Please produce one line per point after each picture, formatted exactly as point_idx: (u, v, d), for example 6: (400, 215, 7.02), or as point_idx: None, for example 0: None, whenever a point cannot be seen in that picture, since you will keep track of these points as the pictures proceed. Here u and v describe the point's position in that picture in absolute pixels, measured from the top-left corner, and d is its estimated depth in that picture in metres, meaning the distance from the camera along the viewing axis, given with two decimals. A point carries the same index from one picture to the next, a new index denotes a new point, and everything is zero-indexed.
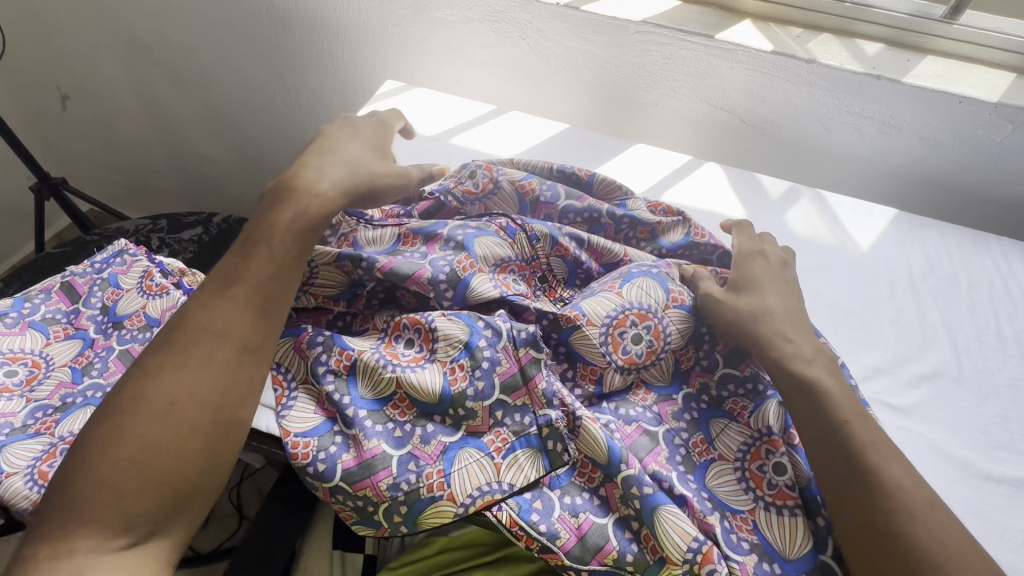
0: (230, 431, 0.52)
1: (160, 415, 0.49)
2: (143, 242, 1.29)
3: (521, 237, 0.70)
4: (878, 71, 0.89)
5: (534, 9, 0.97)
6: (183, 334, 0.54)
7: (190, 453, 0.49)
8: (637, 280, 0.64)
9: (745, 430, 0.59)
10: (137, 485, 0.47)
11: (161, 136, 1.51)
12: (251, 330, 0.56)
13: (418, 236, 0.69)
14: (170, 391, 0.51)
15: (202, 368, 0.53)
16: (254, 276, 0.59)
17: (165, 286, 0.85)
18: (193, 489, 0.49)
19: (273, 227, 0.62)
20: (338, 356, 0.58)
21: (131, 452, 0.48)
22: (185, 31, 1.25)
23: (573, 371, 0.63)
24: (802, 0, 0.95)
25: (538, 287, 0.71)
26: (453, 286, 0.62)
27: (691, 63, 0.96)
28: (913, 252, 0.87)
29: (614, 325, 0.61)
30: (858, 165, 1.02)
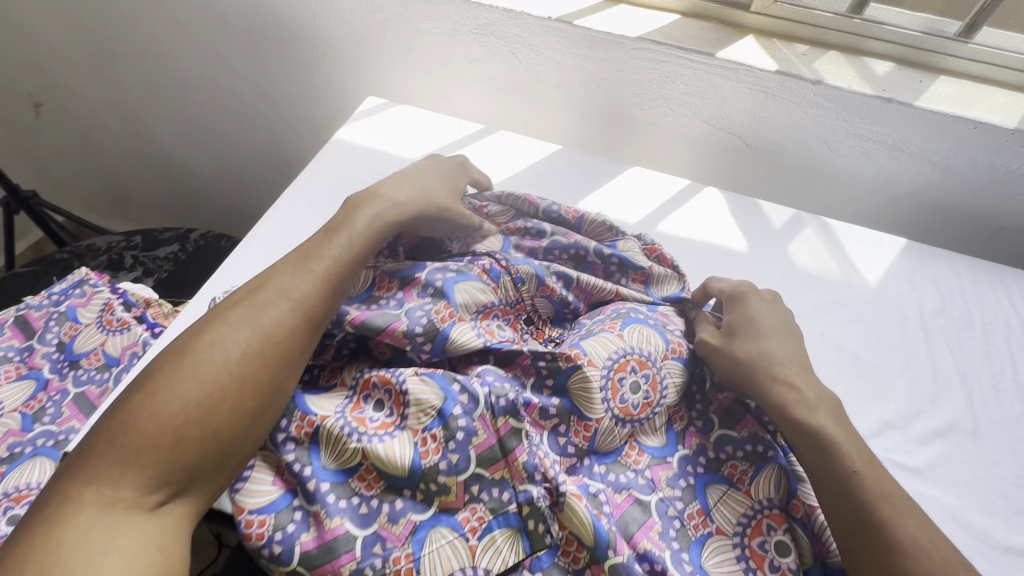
0: (282, 398, 0.50)
1: (227, 364, 0.48)
2: (116, 261, 1.23)
3: (505, 280, 0.64)
4: (889, 94, 0.84)
5: (525, 22, 0.91)
6: (262, 290, 0.54)
7: (246, 409, 0.47)
8: (635, 326, 0.61)
9: (747, 500, 0.54)
10: (190, 433, 0.45)
11: (138, 146, 1.45)
12: (321, 299, 0.55)
13: (394, 279, 0.63)
14: (244, 342, 0.49)
15: (278, 325, 0.51)
16: (334, 251, 0.59)
17: (126, 321, 0.80)
18: (238, 452, 0.47)
19: (348, 219, 0.63)
20: (300, 421, 0.53)
21: (193, 395, 0.46)
22: (157, 36, 1.17)
23: (563, 428, 0.55)
24: (809, 16, 0.89)
25: (525, 329, 0.65)
26: (432, 337, 0.56)
27: (690, 81, 0.91)
28: (924, 288, 0.82)
29: (614, 370, 0.56)
30: (866, 191, 0.96)
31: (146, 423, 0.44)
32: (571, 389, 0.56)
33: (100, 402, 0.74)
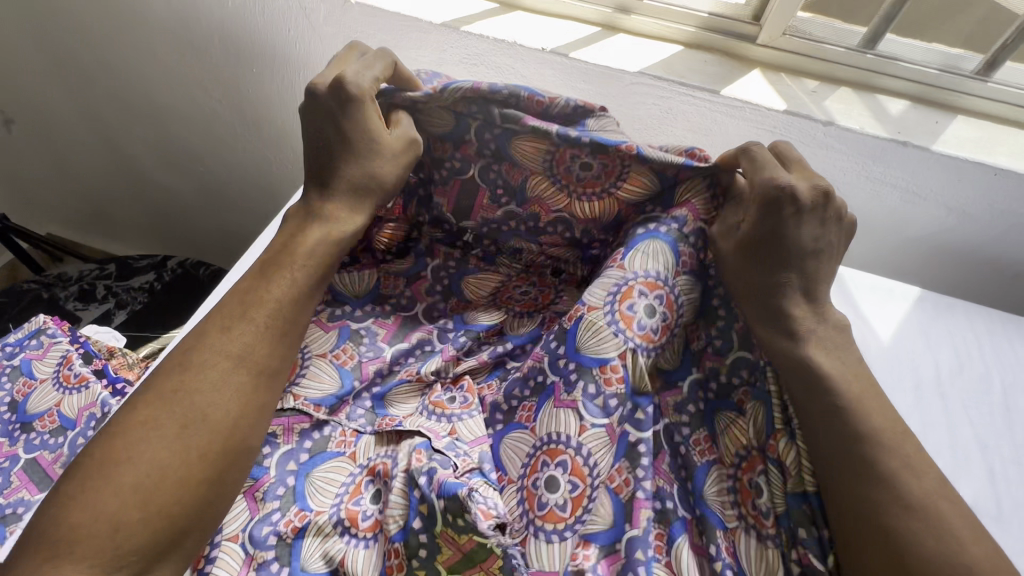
0: (238, 462, 0.48)
1: (166, 440, 0.46)
2: (88, 291, 1.17)
3: (503, 260, 0.68)
4: (905, 137, 0.79)
5: (518, 53, 0.86)
6: (198, 352, 0.50)
7: (193, 481, 0.45)
8: (644, 245, 0.56)
9: (743, 433, 0.55)
10: (134, 515, 0.43)
11: (113, 167, 1.38)
12: (270, 354, 0.52)
13: (400, 276, 0.68)
14: (182, 413, 0.47)
15: (218, 390, 0.49)
16: (278, 295, 0.54)
17: (84, 378, 0.74)
18: (194, 523, 0.45)
19: (287, 252, 0.56)
20: (382, 420, 0.57)
21: (134, 478, 0.44)
22: (127, 57, 1.09)
23: (592, 384, 0.52)
24: (819, 50, 0.84)
25: (558, 279, 0.69)
26: (456, 326, 0.64)
27: (693, 118, 0.85)
28: (940, 345, 0.77)
29: (619, 301, 0.54)
30: (876, 231, 0.92)
31: (84, 514, 0.42)
32: (582, 347, 0.53)
33: (52, 470, 0.68)
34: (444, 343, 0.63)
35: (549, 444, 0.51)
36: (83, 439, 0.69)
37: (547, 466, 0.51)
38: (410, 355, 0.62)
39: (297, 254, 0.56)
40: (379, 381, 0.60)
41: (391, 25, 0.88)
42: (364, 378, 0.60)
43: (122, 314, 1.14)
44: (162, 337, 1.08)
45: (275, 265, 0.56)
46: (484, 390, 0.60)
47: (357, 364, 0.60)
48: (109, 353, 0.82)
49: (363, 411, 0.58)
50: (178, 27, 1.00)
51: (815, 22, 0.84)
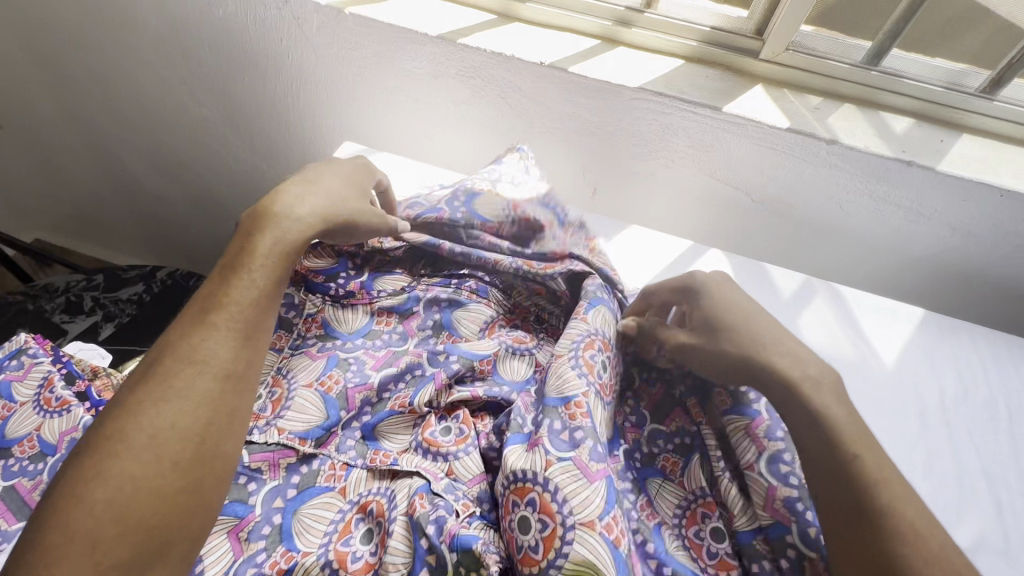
0: (217, 469, 0.45)
1: (135, 451, 0.42)
2: (74, 303, 1.14)
3: (493, 294, 0.69)
4: (910, 156, 0.77)
5: (516, 67, 0.84)
6: (158, 362, 0.46)
7: (168, 494, 0.42)
8: (598, 307, 0.62)
9: (679, 489, 0.55)
10: (110, 533, 0.39)
11: (99, 175, 1.34)
12: (235, 355, 0.48)
13: (392, 313, 0.67)
14: (148, 423, 0.43)
15: (186, 396, 0.45)
16: (238, 296, 0.51)
17: (66, 402, 0.71)
18: (175, 537, 0.41)
19: (248, 251, 0.54)
20: (375, 455, 0.56)
21: (100, 503, 0.39)
22: (114, 64, 1.06)
23: (558, 421, 0.51)
24: (824, 66, 0.82)
25: (537, 329, 0.69)
26: (447, 350, 0.61)
27: (694, 134, 0.83)
28: (945, 369, 0.75)
29: (584, 349, 0.56)
30: (878, 249, 0.90)
31: (54, 535, 0.38)
32: (548, 389, 0.54)
33: (30, 499, 0.65)
34: (434, 367, 0.60)
35: (516, 483, 0.48)
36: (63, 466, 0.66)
37: (518, 506, 0.47)
38: (399, 381, 0.60)
39: (257, 256, 0.54)
40: (367, 411, 0.58)
41: (385, 36, 0.86)
42: (351, 408, 0.58)
43: (110, 327, 1.11)
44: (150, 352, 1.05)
45: (237, 267, 0.53)
46: (479, 424, 0.58)
47: (343, 392, 0.58)
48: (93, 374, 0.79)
49: (353, 442, 0.56)
50: (167, 34, 0.96)
51: (818, 36, 0.82)
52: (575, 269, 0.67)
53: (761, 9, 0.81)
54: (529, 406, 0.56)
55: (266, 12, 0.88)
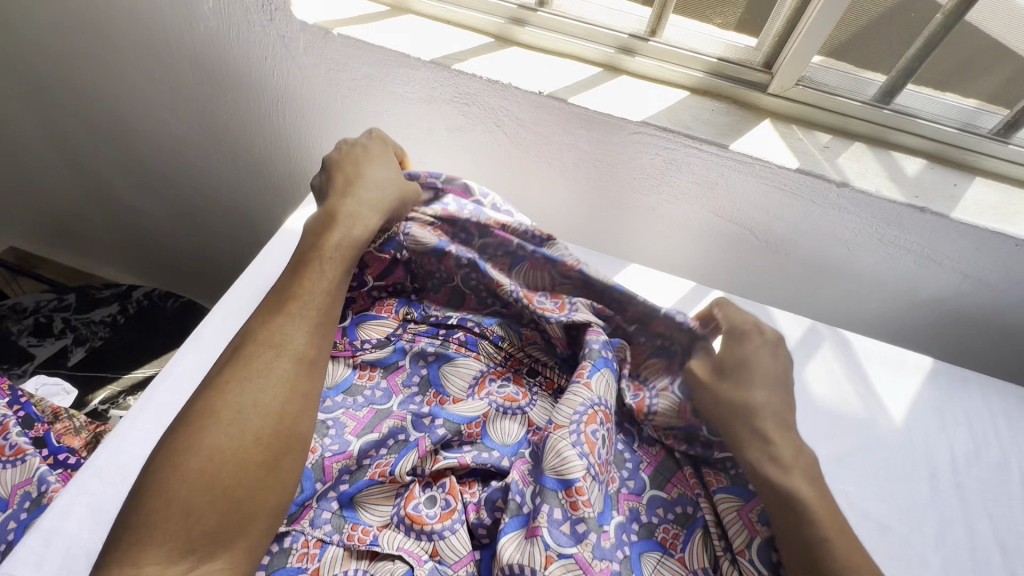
0: (292, 447, 0.49)
1: (223, 425, 0.47)
2: (44, 325, 1.08)
3: (484, 345, 0.65)
4: (923, 202, 0.74)
5: (513, 96, 0.79)
6: (246, 347, 0.53)
7: (252, 464, 0.46)
8: (603, 369, 0.57)
9: (680, 568, 0.52)
10: (203, 495, 0.44)
11: (73, 187, 1.26)
12: (308, 341, 0.54)
13: (376, 366, 0.64)
14: (235, 400, 0.49)
15: (265, 378, 0.50)
16: (311, 289, 0.57)
17: (22, 450, 0.66)
18: (258, 504, 0.46)
19: (318, 248, 0.60)
20: (353, 531, 0.51)
21: (197, 463, 0.45)
22: (91, 74, 0.99)
23: (558, 509, 0.48)
24: (835, 104, 0.78)
25: (532, 382, 0.64)
26: (433, 413, 0.58)
27: (698, 170, 0.80)
28: (956, 426, 0.72)
29: (585, 423, 0.53)
30: (886, 293, 0.87)
31: (157, 497, 0.44)
32: (547, 466, 0.51)
33: None
34: (419, 432, 0.57)
35: None
36: (15, 523, 0.60)
37: None
38: (381, 447, 0.56)
39: (322, 257, 0.60)
40: (345, 480, 0.54)
41: (375, 58, 0.82)
42: (328, 479, 0.53)
43: (80, 351, 1.05)
44: (122, 379, 1.00)
45: (309, 263, 0.59)
46: (466, 492, 0.54)
47: (319, 461, 0.54)
48: (53, 417, 0.75)
49: (329, 515, 0.52)
50: (143, 46, 0.91)
51: (827, 70, 0.78)
52: (574, 318, 0.61)
53: (770, 41, 0.78)
54: (527, 476, 0.53)
55: (249, 28, 0.83)
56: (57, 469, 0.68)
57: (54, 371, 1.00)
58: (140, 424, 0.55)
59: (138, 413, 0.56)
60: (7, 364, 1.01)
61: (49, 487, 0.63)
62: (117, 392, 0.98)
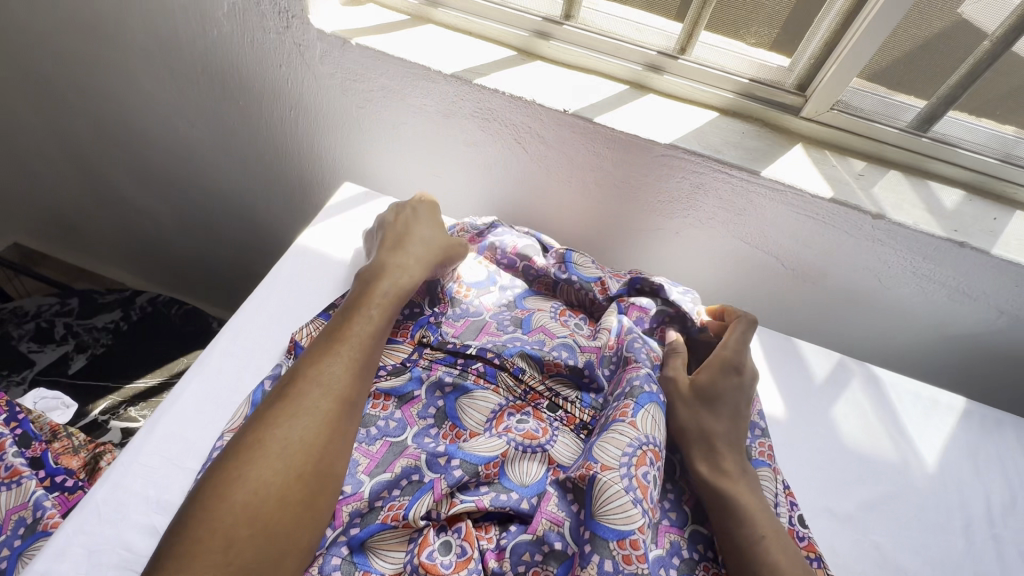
0: (331, 486, 0.49)
1: (269, 459, 0.47)
2: (45, 330, 1.05)
3: (504, 377, 0.62)
4: (962, 237, 0.71)
5: (537, 113, 0.76)
6: (293, 380, 0.52)
7: (292, 502, 0.46)
8: (647, 406, 0.56)
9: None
10: (244, 531, 0.44)
11: (79, 188, 1.23)
12: (355, 380, 0.53)
13: (390, 396, 0.60)
14: (282, 434, 0.48)
15: (310, 416, 0.50)
16: (359, 330, 0.57)
17: (18, 471, 0.63)
18: (293, 543, 0.45)
19: (366, 291, 0.61)
20: None
21: (239, 497, 0.45)
22: (100, 75, 0.96)
23: (609, 561, 0.46)
24: (872, 130, 0.75)
25: (553, 416, 0.61)
26: (449, 453, 0.55)
27: (727, 196, 0.77)
28: (992, 470, 0.69)
29: (635, 466, 0.51)
30: (916, 325, 0.84)
31: (200, 529, 0.43)
32: (600, 513, 0.48)
33: None
34: (434, 473, 0.54)
35: None
36: (8, 551, 0.57)
37: None
38: (394, 488, 0.53)
39: (373, 295, 0.60)
40: (355, 524, 0.52)
41: (393, 70, 0.79)
42: (338, 524, 0.51)
43: (82, 359, 1.02)
44: (122, 389, 0.97)
45: (358, 303, 0.59)
46: (482, 538, 0.51)
47: None
48: (51, 435, 0.72)
49: (338, 561, 0.50)
50: (155, 51, 0.88)
51: (864, 95, 0.75)
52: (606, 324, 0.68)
53: (804, 63, 0.75)
54: (556, 515, 0.51)
55: (264, 35, 0.80)
56: (53, 492, 0.65)
57: (55, 382, 0.97)
58: (142, 457, 0.53)
59: (139, 444, 0.54)
60: (6, 370, 0.98)
61: (45, 512, 0.60)
62: (117, 403, 0.95)
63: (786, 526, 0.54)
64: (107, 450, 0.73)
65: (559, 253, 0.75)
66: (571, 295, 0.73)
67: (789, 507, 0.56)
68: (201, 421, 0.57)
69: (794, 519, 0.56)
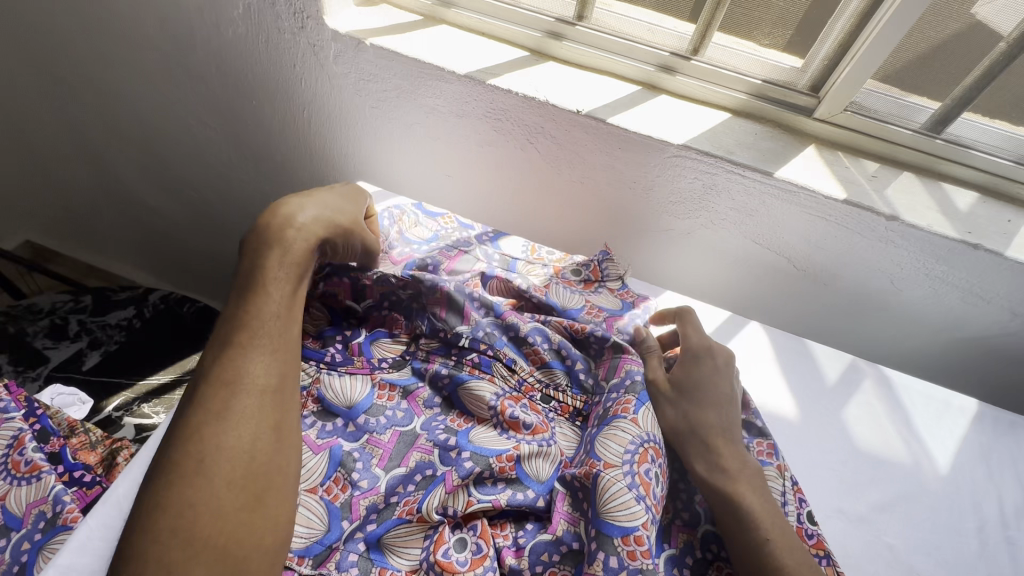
0: (272, 481, 0.48)
1: (189, 477, 0.45)
2: (59, 327, 1.07)
3: (499, 367, 0.62)
4: (976, 239, 0.71)
5: (550, 113, 0.77)
6: (198, 392, 0.51)
7: (231, 511, 0.45)
8: (648, 403, 0.57)
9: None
10: (182, 553, 0.43)
11: (94, 185, 1.24)
12: (265, 372, 0.52)
13: (395, 386, 0.61)
14: (197, 448, 0.47)
15: (224, 421, 0.48)
16: (260, 320, 0.54)
17: (38, 466, 0.64)
18: (249, 547, 0.45)
19: (259, 272, 0.57)
20: None
21: (170, 520, 0.43)
22: (114, 73, 0.97)
23: (614, 557, 0.46)
24: (884, 132, 0.75)
25: (547, 408, 0.62)
26: (460, 446, 0.55)
27: (738, 197, 0.77)
28: (1005, 473, 0.69)
29: (637, 464, 0.51)
30: (927, 326, 0.84)
31: (137, 561, 0.42)
32: (604, 511, 0.48)
33: None
34: (446, 466, 0.55)
35: None
36: (29, 544, 0.58)
37: None
38: (408, 483, 0.54)
39: (268, 276, 0.57)
40: (372, 520, 0.52)
41: (407, 70, 0.79)
42: (355, 518, 0.52)
43: (95, 355, 1.03)
44: (136, 386, 0.98)
45: (252, 291, 0.56)
46: (498, 535, 0.52)
47: (347, 500, 0.53)
48: (70, 431, 0.73)
49: (356, 557, 0.50)
50: (169, 50, 0.89)
51: (877, 97, 0.75)
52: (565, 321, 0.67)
53: (817, 64, 0.74)
54: (569, 515, 0.52)
55: (279, 35, 0.81)
56: (72, 487, 0.65)
57: (69, 378, 0.98)
58: None
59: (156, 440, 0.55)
60: (22, 365, 1.00)
61: (65, 507, 0.60)
62: (131, 399, 0.96)
63: (794, 525, 0.54)
64: (123, 446, 0.74)
65: (496, 261, 0.76)
66: (503, 290, 0.70)
67: (798, 504, 0.56)
68: None
69: (803, 517, 0.56)
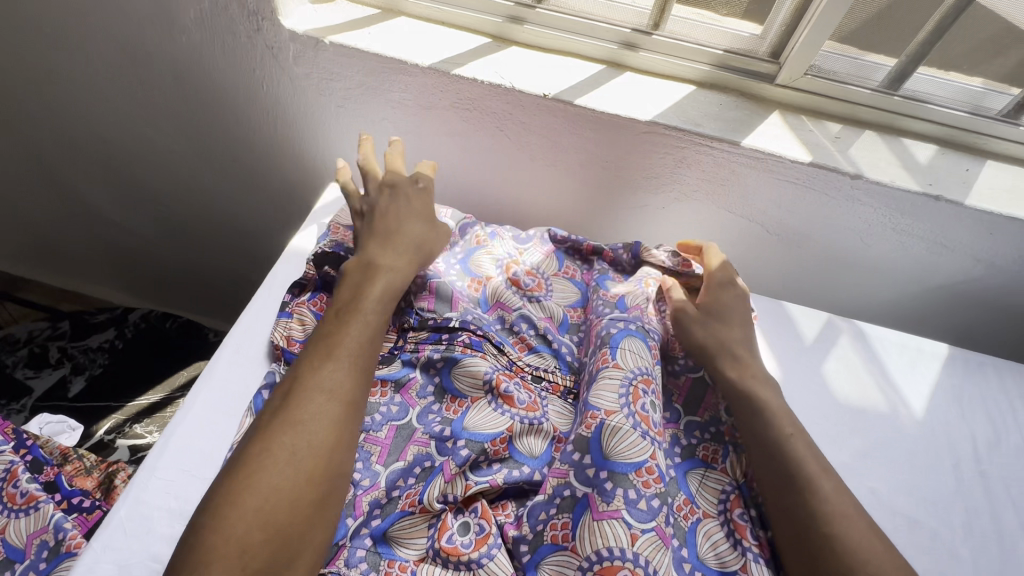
0: (336, 485, 0.49)
1: (280, 467, 0.47)
2: (39, 356, 1.05)
3: (490, 348, 0.64)
4: (938, 191, 0.73)
5: (517, 99, 0.77)
6: (293, 390, 0.52)
7: (304, 504, 0.46)
8: (623, 344, 0.60)
9: (723, 477, 0.57)
10: (258, 535, 0.44)
11: (58, 208, 1.21)
12: (356, 382, 0.53)
13: (386, 381, 0.62)
14: (291, 441, 0.48)
15: (316, 421, 0.50)
16: (355, 332, 0.56)
17: (34, 496, 0.63)
18: (306, 541, 0.46)
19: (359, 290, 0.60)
20: (390, 568, 0.50)
21: (255, 502, 0.45)
22: (65, 89, 0.94)
23: (632, 490, 0.49)
24: (845, 93, 0.77)
25: (538, 387, 0.63)
26: (455, 435, 0.57)
27: (709, 167, 0.78)
28: (975, 413, 0.72)
29: (633, 402, 0.55)
30: (897, 279, 0.87)
31: (217, 537, 0.43)
32: (612, 453, 0.51)
33: None
34: (443, 456, 0.56)
35: (602, 562, 0.46)
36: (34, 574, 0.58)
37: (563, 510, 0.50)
38: (409, 476, 0.56)
39: (366, 295, 0.59)
40: (376, 515, 0.53)
41: (370, 66, 0.78)
42: (359, 514, 0.53)
43: (80, 381, 1.02)
44: (125, 407, 0.97)
45: (356, 308, 0.58)
46: (500, 514, 0.54)
47: (351, 498, 0.54)
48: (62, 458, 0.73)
49: (364, 553, 0.51)
50: (120, 61, 0.86)
51: (837, 58, 0.76)
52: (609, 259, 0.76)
53: (776, 30, 0.75)
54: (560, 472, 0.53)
55: (235, 39, 0.79)
56: (71, 514, 0.65)
57: (56, 406, 0.97)
58: (159, 471, 0.54)
59: (156, 459, 0.55)
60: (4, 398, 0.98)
61: (66, 534, 0.60)
62: (122, 421, 0.95)
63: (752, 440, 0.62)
64: (119, 468, 0.74)
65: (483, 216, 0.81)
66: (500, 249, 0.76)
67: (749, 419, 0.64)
68: (224, 434, 0.57)
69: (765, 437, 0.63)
